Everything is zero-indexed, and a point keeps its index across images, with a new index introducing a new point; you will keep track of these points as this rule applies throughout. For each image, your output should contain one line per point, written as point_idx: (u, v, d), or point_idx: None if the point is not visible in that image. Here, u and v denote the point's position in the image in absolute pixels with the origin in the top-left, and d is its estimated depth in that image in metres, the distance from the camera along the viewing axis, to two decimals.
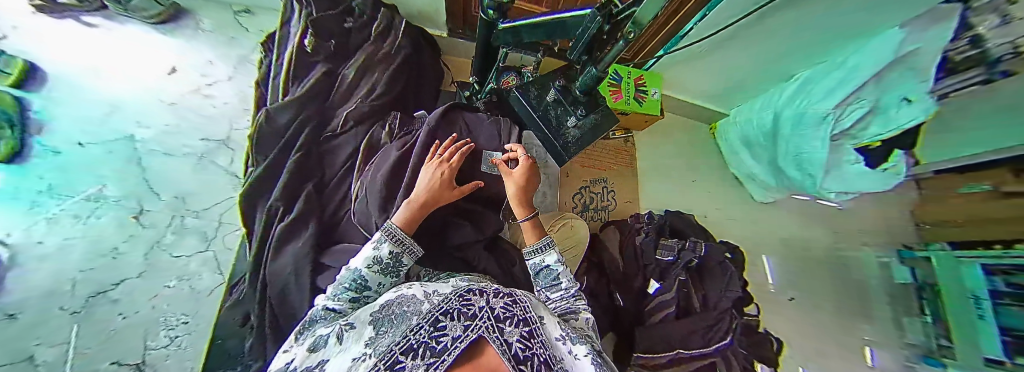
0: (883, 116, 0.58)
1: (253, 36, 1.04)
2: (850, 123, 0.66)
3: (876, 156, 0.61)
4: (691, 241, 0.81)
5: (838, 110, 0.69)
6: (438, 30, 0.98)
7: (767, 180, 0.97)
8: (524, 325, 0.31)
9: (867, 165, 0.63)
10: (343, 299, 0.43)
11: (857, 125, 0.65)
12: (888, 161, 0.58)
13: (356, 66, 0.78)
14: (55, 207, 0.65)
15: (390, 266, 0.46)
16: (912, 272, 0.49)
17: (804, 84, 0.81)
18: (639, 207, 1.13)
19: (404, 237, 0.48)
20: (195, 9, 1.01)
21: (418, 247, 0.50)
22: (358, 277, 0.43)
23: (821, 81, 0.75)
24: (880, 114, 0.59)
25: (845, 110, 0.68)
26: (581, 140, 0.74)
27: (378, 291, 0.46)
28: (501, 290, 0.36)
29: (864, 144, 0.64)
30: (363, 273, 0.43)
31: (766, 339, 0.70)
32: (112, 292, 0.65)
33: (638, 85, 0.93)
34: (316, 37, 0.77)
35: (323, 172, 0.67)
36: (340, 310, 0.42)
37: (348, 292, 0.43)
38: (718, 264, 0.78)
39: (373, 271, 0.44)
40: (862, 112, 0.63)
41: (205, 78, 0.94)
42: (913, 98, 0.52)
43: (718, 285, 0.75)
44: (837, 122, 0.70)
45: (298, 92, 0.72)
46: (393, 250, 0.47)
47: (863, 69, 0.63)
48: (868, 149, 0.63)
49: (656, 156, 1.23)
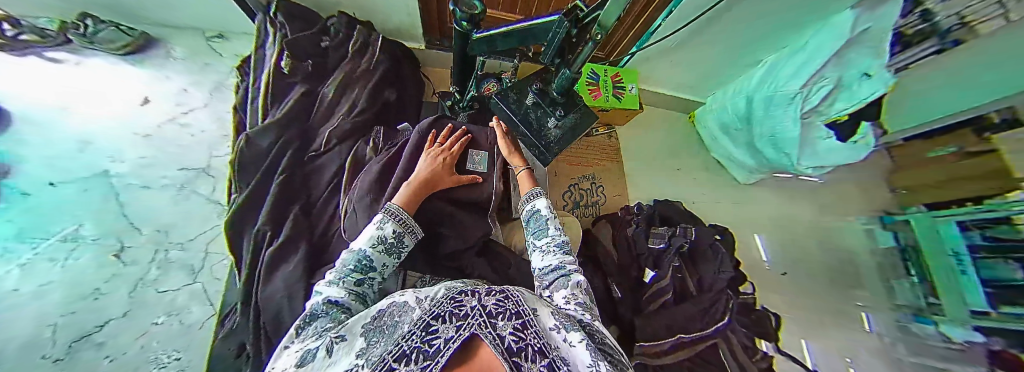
0: (847, 93, 0.68)
1: (228, 61, 1.02)
2: (818, 101, 0.72)
3: (844, 130, 0.70)
4: (681, 227, 0.84)
5: (806, 89, 0.73)
6: (416, 43, 0.99)
7: (747, 162, 1.02)
8: (516, 318, 0.31)
9: (838, 139, 0.71)
10: (348, 281, 0.44)
11: (824, 104, 0.72)
12: (857, 134, 0.68)
13: (334, 85, 0.78)
14: (29, 253, 0.64)
15: (393, 246, 0.50)
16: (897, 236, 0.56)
17: (772, 68, 0.86)
18: (629, 199, 1.14)
19: (407, 217, 0.53)
20: (166, 38, 0.99)
21: (419, 228, 0.55)
22: (364, 257, 0.46)
23: (787, 64, 0.81)
24: (845, 91, 0.68)
25: (811, 89, 0.73)
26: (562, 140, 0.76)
27: (382, 272, 0.49)
28: (494, 288, 0.36)
29: (830, 120, 0.72)
30: (368, 253, 0.46)
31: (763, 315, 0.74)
32: (97, 335, 0.62)
33: (615, 81, 0.95)
34: (293, 58, 0.77)
35: (309, 192, 0.67)
36: (343, 302, 0.41)
37: (353, 274, 0.45)
38: (708, 247, 0.80)
39: (378, 251, 0.48)
40: (827, 90, 0.70)
41: (180, 107, 0.92)
42: (872, 73, 0.62)
43: (710, 269, 0.77)
44: (805, 100, 0.74)
45: (277, 114, 0.71)
46: (397, 229, 0.51)
47: (822, 52, 0.69)
48: (837, 124, 0.71)
49: (642, 147, 1.25)
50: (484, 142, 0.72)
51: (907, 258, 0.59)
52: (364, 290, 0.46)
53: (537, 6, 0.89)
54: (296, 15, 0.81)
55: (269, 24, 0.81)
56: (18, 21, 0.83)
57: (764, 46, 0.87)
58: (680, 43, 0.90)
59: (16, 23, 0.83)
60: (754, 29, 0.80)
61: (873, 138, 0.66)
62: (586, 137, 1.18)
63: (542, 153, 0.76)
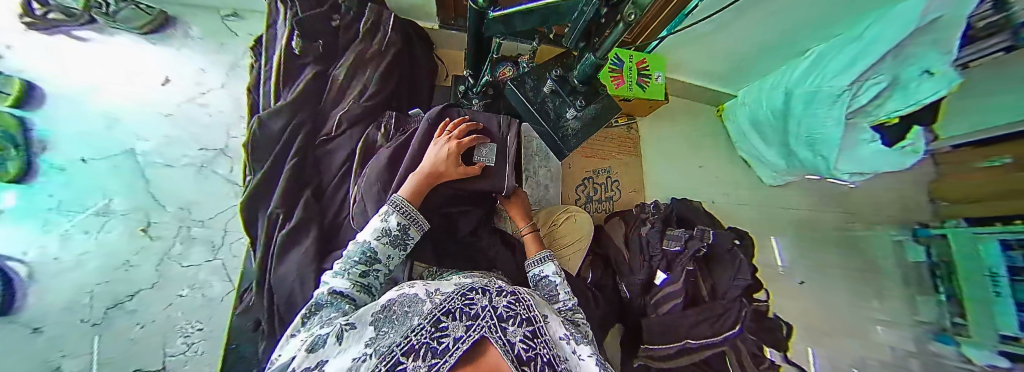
0: (901, 91, 0.57)
1: (243, 41, 1.02)
2: (867, 101, 0.63)
3: (891, 135, 0.60)
4: (699, 229, 0.77)
5: (856, 86, 0.65)
6: (429, 22, 0.95)
7: (776, 163, 0.94)
8: (527, 325, 0.30)
9: (884, 143, 0.62)
10: (353, 274, 0.44)
11: (875, 102, 0.63)
12: (906, 139, 0.58)
13: (346, 66, 0.76)
14: (67, 223, 0.66)
15: (397, 239, 0.49)
16: (927, 252, 0.50)
17: (819, 58, 0.75)
18: (643, 195, 1.10)
19: (411, 209, 0.51)
20: (183, 16, 0.99)
21: (424, 220, 0.53)
22: (368, 249, 0.46)
23: (835, 56, 0.71)
24: (899, 90, 0.57)
25: (862, 86, 0.64)
26: (582, 131, 0.73)
27: (387, 265, 0.48)
28: (503, 288, 0.34)
29: (881, 121, 0.62)
30: (373, 245, 0.46)
31: (776, 325, 0.68)
32: (129, 304, 0.67)
33: (641, 69, 0.89)
34: (303, 39, 0.75)
35: (321, 176, 0.67)
36: (348, 293, 0.42)
37: (358, 266, 0.45)
38: (726, 252, 0.75)
39: (383, 243, 0.47)
40: (879, 87, 0.60)
41: (199, 86, 0.93)
42: (935, 70, 0.50)
43: (726, 274, 0.73)
44: (853, 99, 0.66)
45: (289, 96, 0.70)
46: (401, 222, 0.49)
47: (883, 43, 0.58)
48: (884, 126, 0.62)
49: (663, 140, 1.18)
50: (496, 132, 0.69)
51: (939, 276, 0.48)
52: (369, 281, 0.46)
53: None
54: None
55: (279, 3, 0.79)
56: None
57: (807, 35, 0.77)
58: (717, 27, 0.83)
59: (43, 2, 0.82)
60: (798, 17, 0.71)
61: (925, 144, 0.55)
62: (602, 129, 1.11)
63: (553, 142, 0.73)
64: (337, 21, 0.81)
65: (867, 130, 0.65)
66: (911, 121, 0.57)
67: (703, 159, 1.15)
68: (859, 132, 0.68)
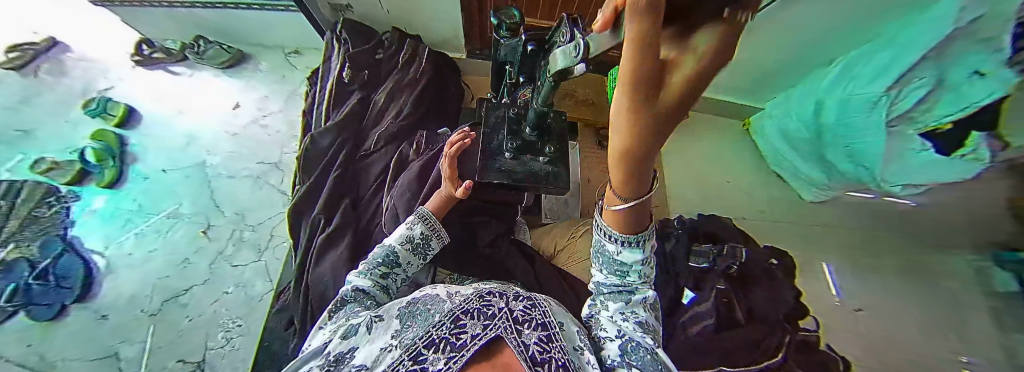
0: (955, 95, 0.46)
1: (300, 74, 1.15)
2: (913, 104, 0.54)
3: (949, 142, 0.47)
4: (730, 246, 0.75)
5: (894, 92, 0.57)
6: (457, 53, 1.05)
7: (818, 177, 0.79)
8: (542, 330, 0.31)
9: (938, 152, 0.49)
10: (374, 275, 0.47)
11: (921, 107, 0.52)
12: (966, 146, 0.44)
13: (386, 91, 0.86)
14: (142, 223, 0.80)
15: (419, 246, 0.52)
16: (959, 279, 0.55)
17: (848, 66, 0.71)
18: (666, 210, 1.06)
19: (435, 221, 0.54)
20: (255, 53, 1.15)
21: (446, 233, 0.56)
22: (391, 252, 0.50)
23: (867, 64, 0.66)
24: (952, 92, 0.47)
25: (901, 92, 0.56)
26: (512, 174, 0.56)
27: (406, 270, 0.51)
28: (521, 293, 0.35)
29: (929, 129, 0.51)
30: (396, 249, 0.50)
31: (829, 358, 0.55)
32: (183, 297, 0.74)
33: None
34: (352, 70, 0.87)
35: (358, 188, 0.74)
36: (369, 290, 0.45)
37: (381, 267, 0.48)
38: (763, 272, 0.71)
39: (405, 248, 0.51)
40: (924, 92, 0.51)
41: (260, 110, 1.05)
42: (985, 71, 0.41)
43: (764, 295, 0.67)
44: (894, 104, 0.57)
45: (337, 117, 0.80)
46: (424, 231, 0.53)
47: (918, 46, 0.54)
48: (935, 134, 0.50)
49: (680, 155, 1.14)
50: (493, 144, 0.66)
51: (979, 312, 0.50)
52: (388, 283, 0.49)
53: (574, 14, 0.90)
54: (358, 31, 0.92)
55: (334, 42, 0.94)
56: (154, 43, 1.06)
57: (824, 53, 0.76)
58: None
59: (151, 45, 1.06)
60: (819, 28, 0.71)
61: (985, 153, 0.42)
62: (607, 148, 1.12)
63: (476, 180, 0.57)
64: (381, 55, 0.92)
65: (917, 139, 0.53)
66: (970, 126, 0.43)
67: None
68: (908, 140, 0.56)
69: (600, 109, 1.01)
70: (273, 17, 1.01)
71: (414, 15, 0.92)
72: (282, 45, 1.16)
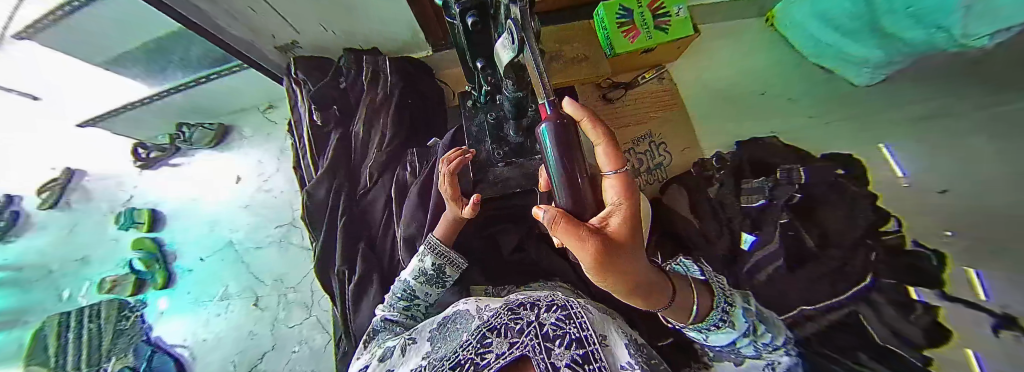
0: None
1: (282, 127, 1.11)
2: None
3: None
4: (781, 171, 0.65)
5: None
6: (422, 51, 0.95)
7: (871, 58, 0.68)
8: (587, 354, 0.16)
9: None
10: (398, 308, 0.46)
11: None
12: None
13: (362, 120, 0.80)
14: (204, 311, 0.87)
15: (434, 277, 0.48)
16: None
17: None
18: (699, 145, 0.89)
19: (445, 249, 0.48)
20: (236, 121, 1.13)
21: (462, 259, 0.50)
22: (407, 287, 0.47)
23: None
24: None
25: None
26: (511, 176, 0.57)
27: (427, 300, 0.48)
28: (554, 301, 0.22)
29: None
30: (411, 283, 0.47)
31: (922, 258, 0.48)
32: (261, 365, 0.82)
33: (655, 11, 0.76)
34: (322, 110, 0.83)
35: (370, 228, 0.71)
36: (397, 321, 0.45)
37: (402, 301, 0.47)
38: (829, 189, 0.61)
39: (420, 282, 0.47)
40: None
41: (260, 176, 1.05)
42: None
43: (836, 215, 0.57)
44: None
45: (325, 163, 0.78)
46: (436, 262, 0.48)
47: None
48: None
49: (703, 77, 0.94)
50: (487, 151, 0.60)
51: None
52: (413, 314, 0.47)
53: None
54: (314, 67, 0.88)
55: (295, 86, 0.89)
56: (146, 144, 1.08)
57: None
58: None
59: (145, 146, 1.08)
60: None
61: None
62: (608, 101, 0.93)
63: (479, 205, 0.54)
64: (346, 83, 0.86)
65: None
66: None
67: (764, 83, 0.90)
68: None
69: (596, 62, 0.84)
70: (231, 80, 0.96)
71: (363, 28, 0.83)
72: (253, 103, 1.12)
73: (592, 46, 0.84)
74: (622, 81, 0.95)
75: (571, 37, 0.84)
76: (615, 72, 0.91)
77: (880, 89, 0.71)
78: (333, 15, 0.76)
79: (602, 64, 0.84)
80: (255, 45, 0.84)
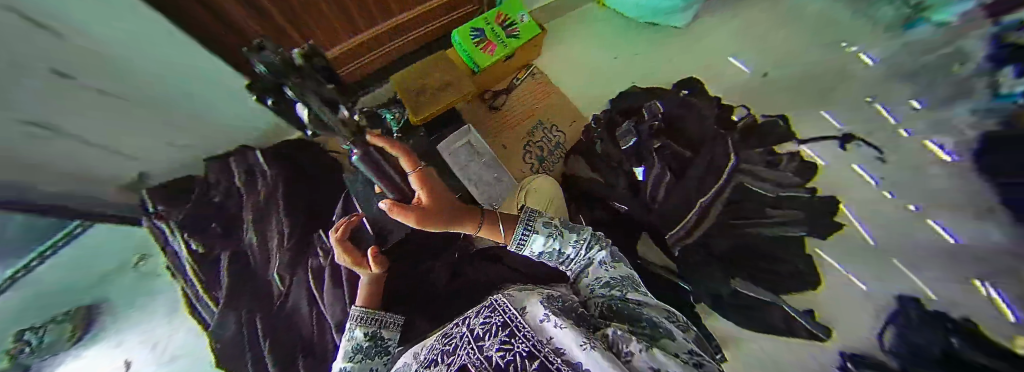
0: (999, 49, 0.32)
1: (162, 279, 0.83)
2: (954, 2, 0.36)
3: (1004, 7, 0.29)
4: (647, 109, 0.81)
5: None
6: (292, 133, 0.87)
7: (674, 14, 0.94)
8: (501, 331, 0.24)
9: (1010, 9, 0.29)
10: None
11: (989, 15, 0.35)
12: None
13: (254, 231, 0.76)
14: None
15: (371, 350, 0.45)
16: None
17: None
18: (581, 116, 1.00)
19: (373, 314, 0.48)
20: (100, 296, 0.79)
21: (396, 314, 0.50)
22: None
23: None
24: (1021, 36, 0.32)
25: None
26: None
27: None
28: (484, 306, 0.30)
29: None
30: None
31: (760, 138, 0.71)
32: None
33: (501, 24, 0.86)
34: (200, 237, 0.75)
35: (300, 330, 0.72)
36: None
37: None
38: (681, 109, 0.80)
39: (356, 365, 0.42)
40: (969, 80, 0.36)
41: (153, 347, 0.82)
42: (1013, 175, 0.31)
43: (695, 126, 0.76)
44: None
45: (223, 294, 0.73)
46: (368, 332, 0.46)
47: None
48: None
49: (566, 56, 1.06)
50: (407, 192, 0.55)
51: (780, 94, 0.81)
52: None
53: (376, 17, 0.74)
54: (170, 195, 0.76)
55: (156, 221, 0.77)
56: None
57: None
58: None
59: None
60: None
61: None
62: (490, 108, 0.99)
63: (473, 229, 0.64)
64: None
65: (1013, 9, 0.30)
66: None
67: (624, 46, 1.04)
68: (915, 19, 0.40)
69: (460, 83, 0.85)
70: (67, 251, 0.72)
71: (220, 129, 0.73)
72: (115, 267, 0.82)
73: (450, 67, 0.85)
74: (497, 88, 1.01)
75: (423, 68, 0.84)
76: (487, 82, 0.97)
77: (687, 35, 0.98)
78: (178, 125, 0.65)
79: (463, 80, 0.85)
80: (83, 192, 0.64)
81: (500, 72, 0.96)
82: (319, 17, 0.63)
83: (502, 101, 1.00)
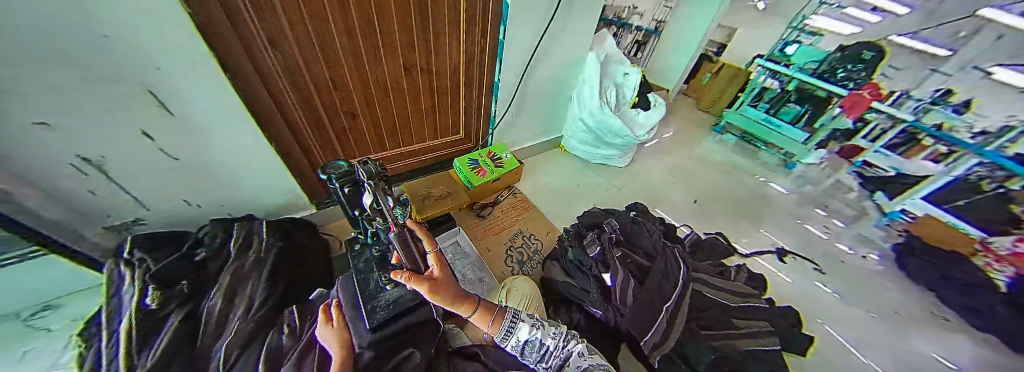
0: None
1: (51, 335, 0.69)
2: None
3: None
4: (608, 224, 1.01)
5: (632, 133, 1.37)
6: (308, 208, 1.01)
7: (611, 154, 1.53)
8: None
9: None
10: None
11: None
12: None
13: (222, 291, 0.64)
14: None
15: None
16: (688, 231, 1.31)
17: (582, 101, 1.40)
18: (556, 228, 1.16)
19: None
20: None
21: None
22: None
23: (587, 97, 1.36)
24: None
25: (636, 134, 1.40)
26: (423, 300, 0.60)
27: None
28: None
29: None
30: None
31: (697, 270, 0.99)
32: None
33: (491, 158, 1.16)
34: (161, 288, 0.61)
35: None
36: None
37: None
38: (631, 222, 1.02)
39: None
40: None
41: None
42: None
43: (644, 240, 0.96)
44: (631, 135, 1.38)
45: (146, 361, 0.51)
46: None
47: None
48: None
49: (541, 182, 1.39)
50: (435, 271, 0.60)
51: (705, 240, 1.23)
52: None
53: (406, 132, 1.07)
54: (160, 242, 0.71)
55: (119, 269, 0.64)
56: None
57: (562, 91, 1.41)
58: (516, 114, 1.31)
59: None
60: (549, 90, 1.33)
61: None
62: (476, 214, 1.12)
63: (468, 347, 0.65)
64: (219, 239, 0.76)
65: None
66: None
67: (576, 179, 1.46)
68: None
69: (457, 194, 1.03)
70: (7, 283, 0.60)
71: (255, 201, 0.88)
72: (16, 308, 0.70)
73: (451, 183, 1.07)
74: (488, 200, 1.19)
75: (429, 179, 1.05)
76: (477, 197, 1.14)
77: (615, 181, 1.51)
78: (203, 184, 0.74)
79: (460, 194, 1.03)
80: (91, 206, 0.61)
81: (494, 188, 1.18)
82: (371, 123, 0.96)
83: (492, 210, 1.16)
